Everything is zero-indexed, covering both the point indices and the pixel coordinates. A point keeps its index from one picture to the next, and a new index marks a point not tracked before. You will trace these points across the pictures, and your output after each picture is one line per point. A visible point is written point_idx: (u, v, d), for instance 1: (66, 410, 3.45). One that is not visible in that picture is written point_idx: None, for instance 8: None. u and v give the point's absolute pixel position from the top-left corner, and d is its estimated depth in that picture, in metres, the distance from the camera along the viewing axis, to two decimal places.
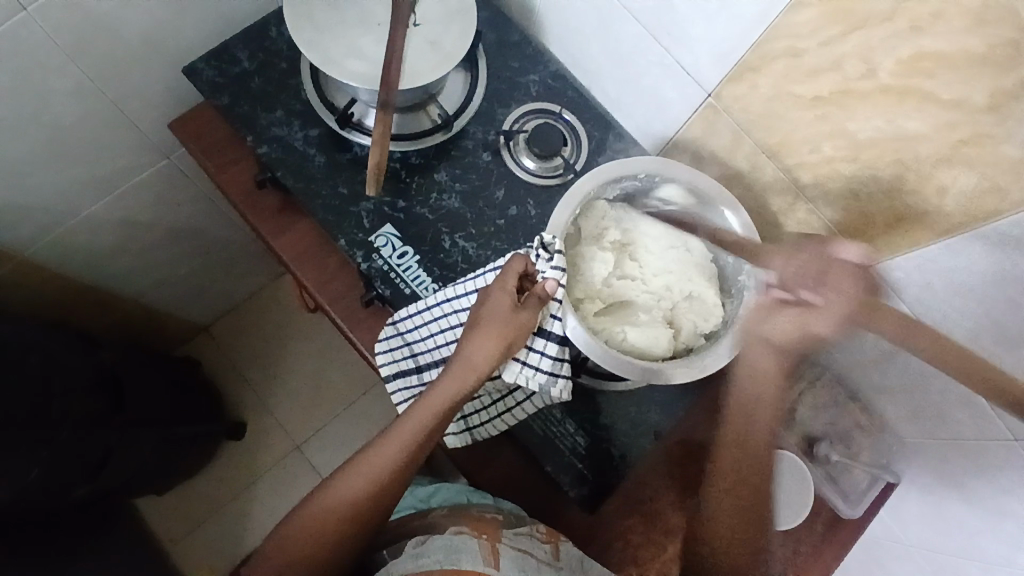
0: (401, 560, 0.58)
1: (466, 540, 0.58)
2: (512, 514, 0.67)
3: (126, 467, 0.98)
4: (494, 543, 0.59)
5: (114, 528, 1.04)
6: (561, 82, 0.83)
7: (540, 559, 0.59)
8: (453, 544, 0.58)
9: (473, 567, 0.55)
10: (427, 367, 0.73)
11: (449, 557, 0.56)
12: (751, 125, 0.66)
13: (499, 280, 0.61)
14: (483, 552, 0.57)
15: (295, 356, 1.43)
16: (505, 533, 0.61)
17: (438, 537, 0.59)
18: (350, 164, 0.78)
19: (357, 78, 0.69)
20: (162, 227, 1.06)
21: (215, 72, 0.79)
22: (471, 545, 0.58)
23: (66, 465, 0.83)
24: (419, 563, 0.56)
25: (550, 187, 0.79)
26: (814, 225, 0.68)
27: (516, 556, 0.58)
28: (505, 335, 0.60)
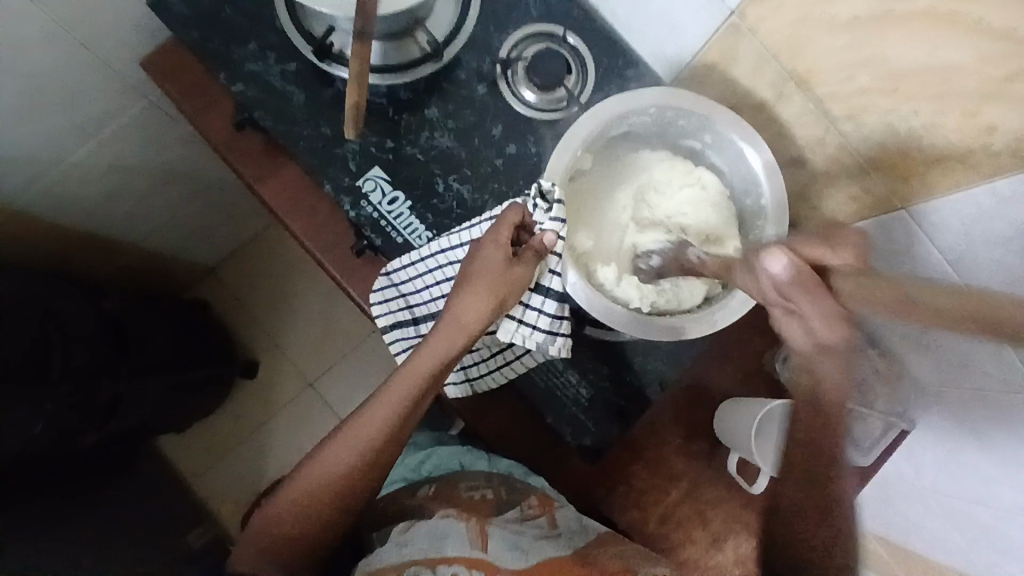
0: (385, 548, 0.57)
1: (452, 524, 0.58)
2: (505, 484, 0.66)
3: (138, 413, 0.99)
4: (482, 526, 0.58)
5: (134, 469, 1.08)
6: (565, 0, 0.73)
7: (533, 535, 0.59)
8: (438, 531, 0.57)
9: (460, 552, 0.55)
10: (424, 319, 0.70)
11: (434, 543, 0.56)
12: (778, 50, 0.58)
13: (491, 233, 0.56)
14: (470, 536, 0.57)
15: (302, 295, 1.42)
16: (495, 514, 0.61)
17: (423, 523, 0.58)
18: (333, 102, 0.71)
19: (330, 4, 0.61)
20: (152, 170, 1.01)
21: (181, 2, 0.72)
22: (457, 530, 0.57)
23: (72, 416, 0.84)
24: (403, 552, 0.55)
25: (553, 122, 0.72)
26: (843, 163, 0.61)
27: (505, 535, 0.58)
28: (496, 293, 0.56)
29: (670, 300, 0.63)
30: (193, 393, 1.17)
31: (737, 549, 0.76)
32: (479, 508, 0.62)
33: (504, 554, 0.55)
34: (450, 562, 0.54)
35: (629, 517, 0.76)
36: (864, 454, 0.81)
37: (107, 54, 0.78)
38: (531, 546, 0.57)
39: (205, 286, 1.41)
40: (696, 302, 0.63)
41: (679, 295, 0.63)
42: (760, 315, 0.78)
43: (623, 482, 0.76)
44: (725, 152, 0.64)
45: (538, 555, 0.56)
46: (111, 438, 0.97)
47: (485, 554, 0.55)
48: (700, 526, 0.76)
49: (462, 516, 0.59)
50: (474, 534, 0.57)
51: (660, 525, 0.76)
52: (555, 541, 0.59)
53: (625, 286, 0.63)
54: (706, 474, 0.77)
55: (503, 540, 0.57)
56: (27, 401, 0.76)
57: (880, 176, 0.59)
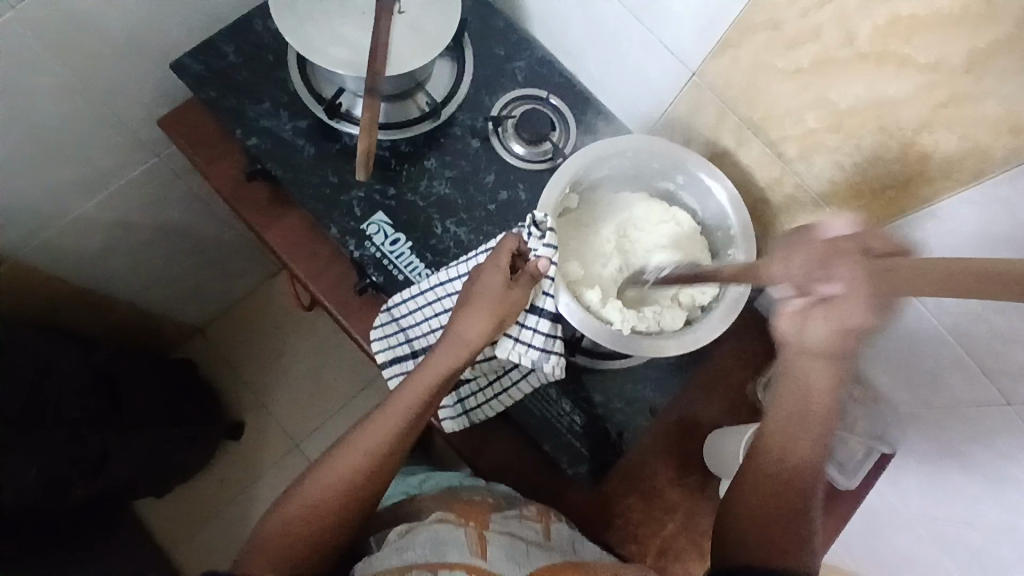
0: (385, 552, 0.57)
1: (451, 531, 0.59)
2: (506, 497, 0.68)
3: (125, 466, 0.98)
4: (481, 530, 0.60)
5: (107, 533, 1.04)
6: (548, 68, 0.83)
7: (530, 536, 0.62)
8: (439, 536, 0.58)
9: (461, 558, 0.56)
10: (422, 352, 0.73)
11: (436, 550, 0.56)
12: (735, 101, 0.67)
13: (492, 258, 0.61)
14: (471, 543, 0.58)
15: (290, 355, 1.43)
16: (494, 517, 0.62)
17: (422, 526, 0.59)
18: (340, 154, 0.78)
19: (345, 65, 0.69)
20: (154, 227, 1.06)
21: (203, 66, 0.79)
22: (457, 536, 0.58)
23: (62, 466, 0.83)
24: (404, 556, 0.55)
25: (540, 171, 0.80)
26: (799, 198, 0.69)
27: (505, 541, 0.59)
28: (496, 313, 0.60)
29: (650, 324, 0.67)
30: (180, 451, 1.15)
31: None
32: (482, 509, 0.63)
33: (501, 562, 0.57)
34: (451, 568, 0.55)
35: (626, 550, 0.76)
36: (848, 479, 0.80)
37: (124, 112, 0.85)
38: (528, 548, 0.60)
39: (192, 348, 1.41)
40: (679, 325, 0.68)
41: (660, 320, 0.67)
42: (739, 347, 0.83)
43: (618, 515, 0.77)
44: (696, 192, 0.71)
45: (533, 559, 0.59)
46: (95, 494, 0.95)
47: (483, 562, 0.56)
48: (696, 557, 0.77)
49: (462, 520, 0.61)
50: (473, 539, 0.58)
51: (656, 558, 0.76)
52: (549, 547, 0.62)
53: (610, 307, 0.67)
54: (700, 504, 0.78)
55: (502, 543, 0.59)
56: (21, 448, 0.77)
57: (833, 208, 0.66)
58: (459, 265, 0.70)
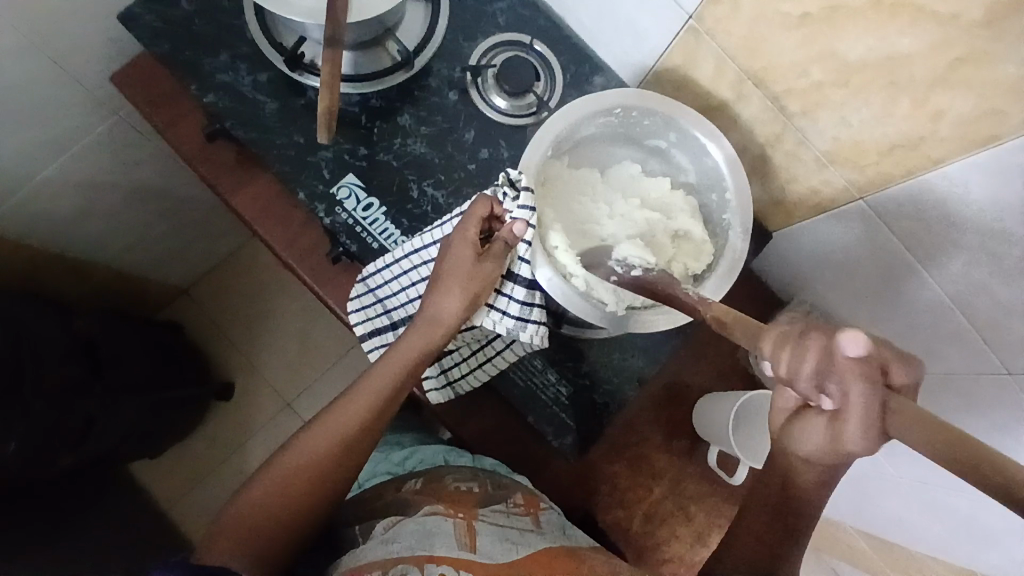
0: (370, 546, 0.56)
1: (439, 523, 0.58)
2: (492, 479, 0.67)
3: (111, 434, 0.97)
4: (469, 522, 0.59)
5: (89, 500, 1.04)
6: (531, 10, 0.76)
7: (519, 527, 0.61)
8: (426, 529, 0.57)
9: (448, 550, 0.54)
10: (402, 323, 0.70)
11: (422, 541, 0.54)
12: (735, 51, 0.61)
13: (461, 228, 0.58)
14: (458, 533, 0.57)
15: (278, 314, 1.41)
16: (482, 511, 0.61)
17: (409, 520, 0.58)
18: (306, 111, 0.72)
19: (305, 13, 0.62)
20: (122, 189, 1.00)
21: (153, 15, 0.72)
22: (445, 528, 0.57)
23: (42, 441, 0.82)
24: (389, 548, 0.54)
25: (523, 127, 0.74)
26: (802, 157, 0.64)
27: (494, 531, 0.58)
28: (468, 287, 0.58)
29: (643, 296, 0.63)
30: (168, 416, 1.14)
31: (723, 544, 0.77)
32: (466, 496, 0.63)
33: (494, 549, 0.56)
34: (438, 560, 0.53)
35: (613, 516, 0.76)
36: None
37: (74, 68, 0.77)
38: (519, 537, 0.59)
39: (177, 308, 1.39)
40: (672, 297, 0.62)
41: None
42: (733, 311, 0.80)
43: (605, 481, 0.76)
44: (689, 151, 0.66)
45: (526, 544, 0.58)
46: (81, 462, 0.95)
47: (473, 555, 0.54)
48: (683, 522, 0.77)
49: (450, 512, 0.59)
50: (462, 530, 0.57)
51: (643, 523, 0.76)
52: (541, 533, 0.61)
53: (598, 282, 0.62)
54: (687, 470, 0.78)
55: (493, 533, 0.58)
56: None
57: (837, 169, 0.61)
58: (431, 230, 0.66)
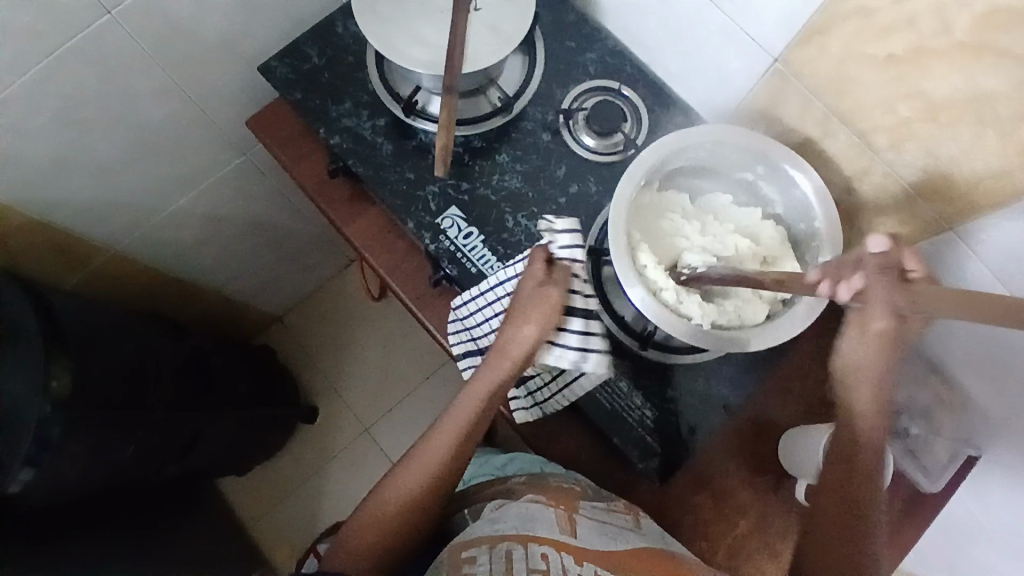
0: (479, 524, 0.63)
1: (541, 511, 0.62)
2: (592, 487, 0.69)
3: (212, 445, 1.06)
4: (570, 513, 0.62)
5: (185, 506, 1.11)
6: (619, 59, 0.82)
7: (620, 525, 0.64)
8: (528, 513, 0.62)
9: (549, 534, 0.59)
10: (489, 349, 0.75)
11: (525, 524, 0.60)
12: (822, 90, 0.64)
13: (527, 271, 0.70)
14: (559, 521, 0.61)
15: (360, 343, 1.49)
16: (583, 504, 0.64)
17: (513, 504, 0.64)
18: (415, 150, 0.80)
19: (426, 66, 0.70)
20: (239, 221, 1.12)
21: (288, 68, 0.83)
22: (546, 515, 0.62)
23: (158, 445, 0.90)
24: (496, 526, 0.61)
25: (612, 165, 0.79)
26: (890, 191, 0.66)
27: (595, 525, 0.62)
28: (534, 319, 0.67)
29: (732, 318, 0.66)
30: (258, 433, 1.22)
31: None
32: (567, 491, 0.67)
33: (594, 541, 0.59)
34: (540, 541, 0.57)
35: (698, 547, 0.76)
36: (932, 482, 0.75)
37: (216, 114, 0.89)
38: (619, 533, 0.62)
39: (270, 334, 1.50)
40: (762, 318, 0.66)
41: (742, 314, 0.66)
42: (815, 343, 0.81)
43: (688, 512, 0.77)
44: (776, 182, 0.69)
45: (626, 540, 0.61)
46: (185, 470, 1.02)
47: (572, 539, 0.58)
48: (769, 558, 0.76)
49: (552, 503, 0.64)
50: (561, 518, 0.61)
51: (728, 558, 0.76)
52: (641, 533, 0.64)
53: (689, 302, 0.65)
54: (772, 506, 0.77)
55: (592, 526, 0.61)
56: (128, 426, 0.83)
57: (925, 202, 0.63)
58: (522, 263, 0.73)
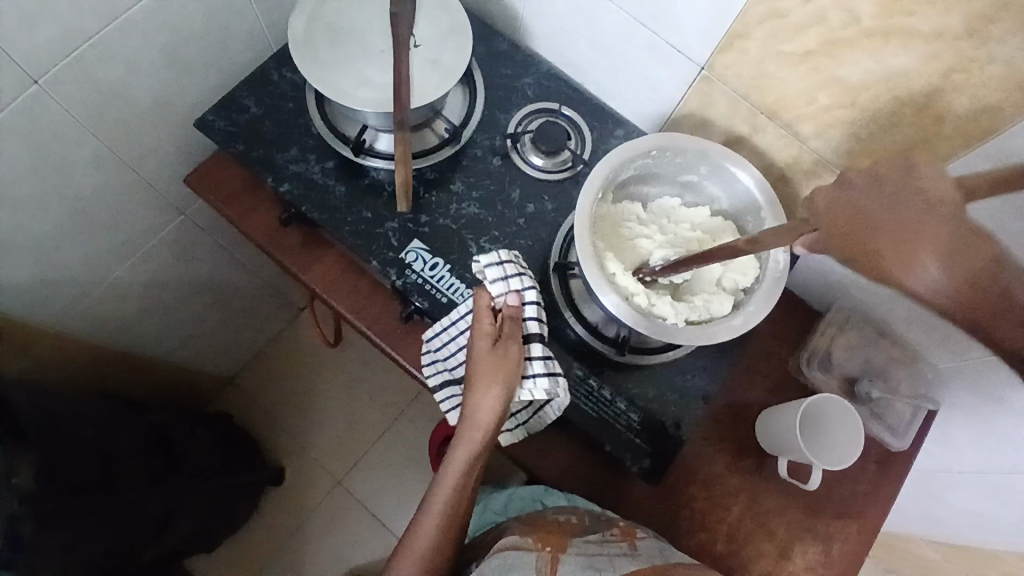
0: None
1: (524, 556, 0.63)
2: (591, 514, 0.72)
3: (187, 522, 1.03)
4: (556, 554, 0.63)
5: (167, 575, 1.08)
6: (554, 80, 0.86)
7: (612, 554, 0.63)
8: (509, 562, 0.63)
9: None
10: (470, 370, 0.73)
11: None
12: (747, 90, 0.69)
13: (476, 326, 0.67)
14: (541, 565, 0.62)
15: (322, 393, 1.44)
16: (573, 541, 0.65)
17: (497, 553, 0.64)
18: (369, 189, 0.80)
19: (370, 104, 0.71)
20: (185, 282, 1.07)
21: (226, 122, 0.81)
22: (528, 560, 0.62)
23: (133, 530, 0.87)
24: None
25: (563, 181, 0.82)
26: (821, 174, 0.72)
27: (581, 561, 0.62)
28: (496, 376, 0.65)
29: (702, 312, 0.68)
30: (232, 501, 1.20)
31: (805, 554, 0.80)
32: (561, 528, 0.68)
33: None
34: None
35: (697, 539, 0.79)
36: (900, 439, 0.83)
37: (152, 175, 0.85)
38: (609, 565, 0.62)
39: (225, 398, 1.43)
40: (729, 310, 0.69)
41: (710, 307, 0.69)
42: (774, 325, 0.86)
43: (684, 505, 0.80)
44: (720, 179, 0.73)
45: (615, 569, 0.61)
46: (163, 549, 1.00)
47: None
48: (766, 538, 0.80)
49: (538, 546, 0.64)
50: (544, 563, 0.62)
51: (727, 543, 0.79)
52: (635, 557, 0.63)
53: (659, 302, 0.68)
54: (760, 484, 0.81)
55: (578, 562, 0.62)
56: (100, 515, 0.79)
57: None
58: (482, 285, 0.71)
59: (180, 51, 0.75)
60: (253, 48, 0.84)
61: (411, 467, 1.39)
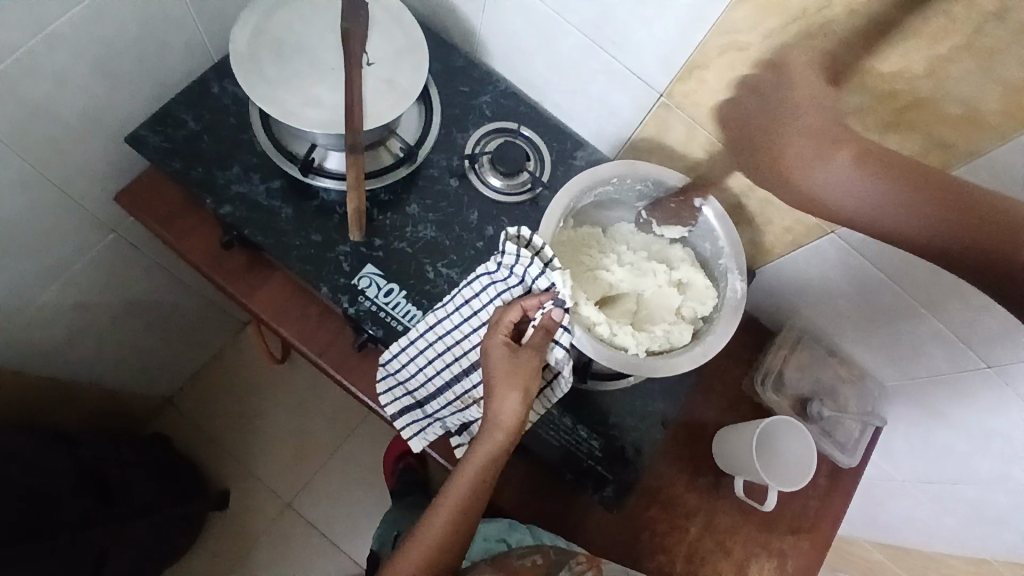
0: None
1: None
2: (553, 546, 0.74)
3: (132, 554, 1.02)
4: None
5: None
6: (513, 99, 0.84)
7: None
8: None
9: None
10: (428, 400, 0.72)
11: None
12: (705, 118, 0.70)
13: (496, 328, 0.63)
14: None
15: (269, 411, 1.38)
16: None
17: None
18: (319, 211, 0.76)
19: (319, 125, 0.67)
20: (119, 302, 1.00)
21: (162, 138, 0.76)
22: None
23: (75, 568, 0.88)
24: None
25: (522, 203, 0.81)
26: (775, 202, 0.73)
27: None
28: (518, 382, 0.61)
29: (663, 343, 0.68)
30: (176, 531, 1.14)
31: (761, 570, 0.82)
32: None
33: None
34: None
35: (657, 561, 0.79)
36: (849, 456, 0.85)
37: (80, 193, 0.78)
38: None
39: (164, 421, 1.35)
40: (688, 340, 0.69)
41: (671, 337, 0.68)
42: (728, 345, 0.88)
43: (644, 528, 0.79)
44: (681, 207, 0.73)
45: None
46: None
47: None
48: (723, 557, 0.81)
49: None
50: None
51: (687, 563, 0.80)
52: None
53: (621, 333, 0.67)
54: (718, 503, 0.82)
55: None
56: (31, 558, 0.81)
57: None
58: (447, 307, 0.68)
59: (112, 64, 0.70)
60: (192, 59, 0.78)
61: (365, 487, 1.35)
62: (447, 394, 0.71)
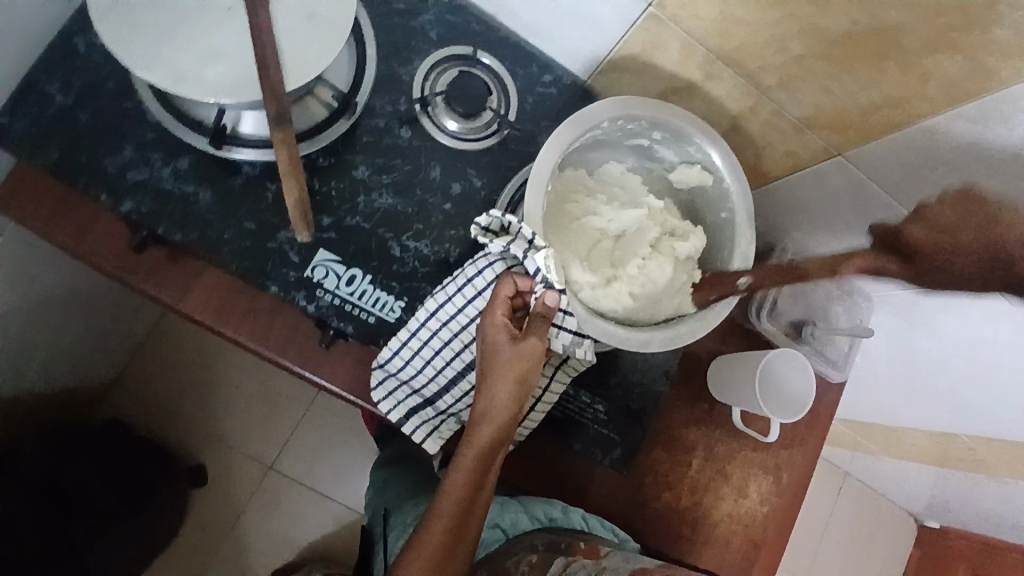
0: None
1: None
2: (547, 544, 0.65)
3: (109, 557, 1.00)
4: None
5: None
6: (461, 16, 0.69)
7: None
8: None
9: None
10: (437, 395, 0.65)
11: None
12: (704, 34, 0.58)
13: (489, 312, 0.55)
14: None
15: (229, 376, 1.28)
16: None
17: None
18: (246, 190, 0.63)
19: (225, 90, 0.51)
20: (25, 305, 0.85)
21: (26, 121, 0.60)
22: None
23: None
24: None
25: (490, 149, 0.69)
26: (779, 125, 0.63)
27: None
28: (518, 369, 0.54)
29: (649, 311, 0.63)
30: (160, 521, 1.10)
31: (760, 490, 0.82)
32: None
33: None
34: None
35: (664, 499, 0.78)
36: (841, 370, 0.85)
37: None
38: None
39: (114, 403, 1.23)
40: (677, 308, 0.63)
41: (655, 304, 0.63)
42: None
43: (648, 473, 0.78)
44: (680, 147, 0.64)
45: None
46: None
47: None
48: (724, 482, 0.81)
49: None
50: None
51: (693, 497, 0.79)
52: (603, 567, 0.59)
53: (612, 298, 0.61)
54: (716, 433, 0.81)
55: None
56: None
57: (816, 132, 0.61)
58: (447, 289, 0.62)
59: None
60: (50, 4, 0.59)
61: (346, 438, 1.30)
62: (462, 384, 0.64)
